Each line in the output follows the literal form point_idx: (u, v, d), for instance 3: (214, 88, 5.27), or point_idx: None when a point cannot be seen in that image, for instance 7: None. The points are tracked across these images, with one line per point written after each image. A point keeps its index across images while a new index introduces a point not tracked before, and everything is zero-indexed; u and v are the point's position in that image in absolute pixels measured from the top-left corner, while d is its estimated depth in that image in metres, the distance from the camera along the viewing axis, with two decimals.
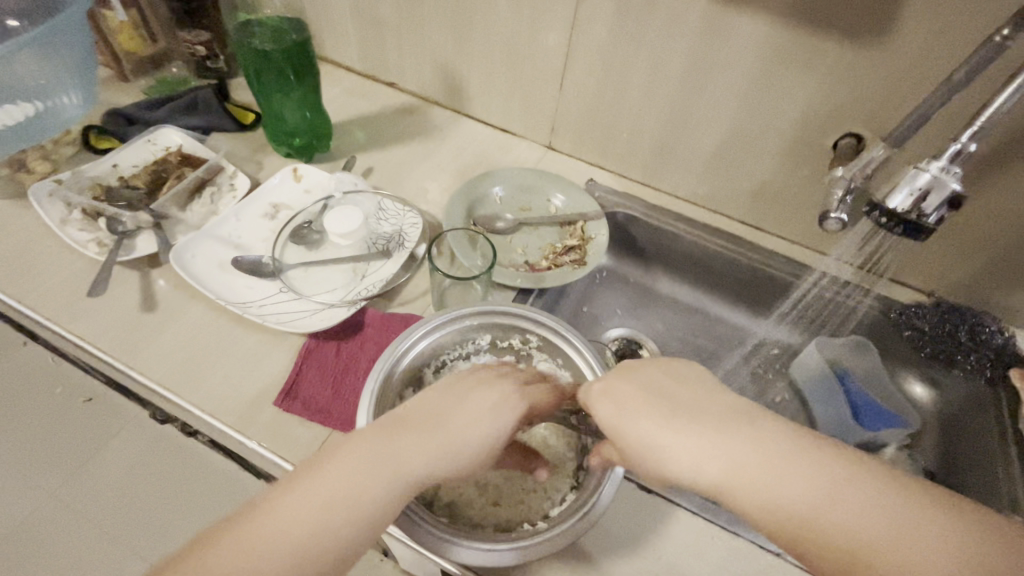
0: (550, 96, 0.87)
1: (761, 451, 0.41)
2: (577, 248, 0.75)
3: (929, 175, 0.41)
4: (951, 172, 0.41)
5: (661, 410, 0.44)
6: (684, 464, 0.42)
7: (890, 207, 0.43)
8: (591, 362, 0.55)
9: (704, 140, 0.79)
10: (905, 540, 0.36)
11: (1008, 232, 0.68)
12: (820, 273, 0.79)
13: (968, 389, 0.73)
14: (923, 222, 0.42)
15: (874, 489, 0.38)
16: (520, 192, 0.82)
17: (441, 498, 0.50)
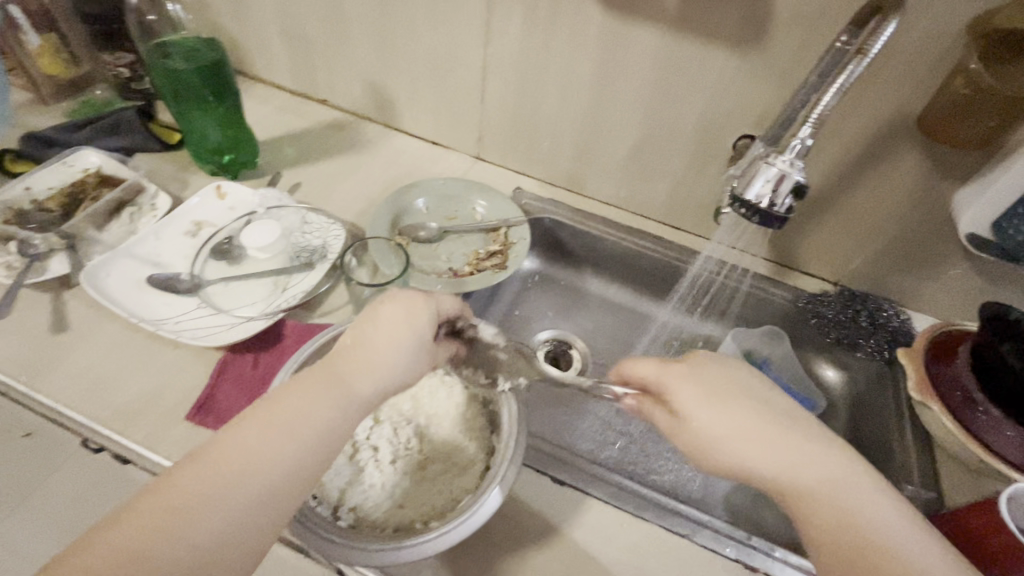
0: (475, 108, 0.89)
1: (798, 454, 0.44)
2: (499, 253, 0.78)
3: (776, 168, 0.45)
4: (794, 165, 0.45)
5: (730, 404, 0.46)
6: (736, 454, 0.45)
7: (747, 199, 0.46)
8: None
9: (619, 146, 0.83)
10: (894, 542, 0.40)
11: (892, 222, 0.74)
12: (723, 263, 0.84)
13: (872, 369, 0.78)
14: (776, 212, 0.46)
15: (881, 509, 0.42)
16: (445, 202, 0.84)
17: (348, 502, 0.50)
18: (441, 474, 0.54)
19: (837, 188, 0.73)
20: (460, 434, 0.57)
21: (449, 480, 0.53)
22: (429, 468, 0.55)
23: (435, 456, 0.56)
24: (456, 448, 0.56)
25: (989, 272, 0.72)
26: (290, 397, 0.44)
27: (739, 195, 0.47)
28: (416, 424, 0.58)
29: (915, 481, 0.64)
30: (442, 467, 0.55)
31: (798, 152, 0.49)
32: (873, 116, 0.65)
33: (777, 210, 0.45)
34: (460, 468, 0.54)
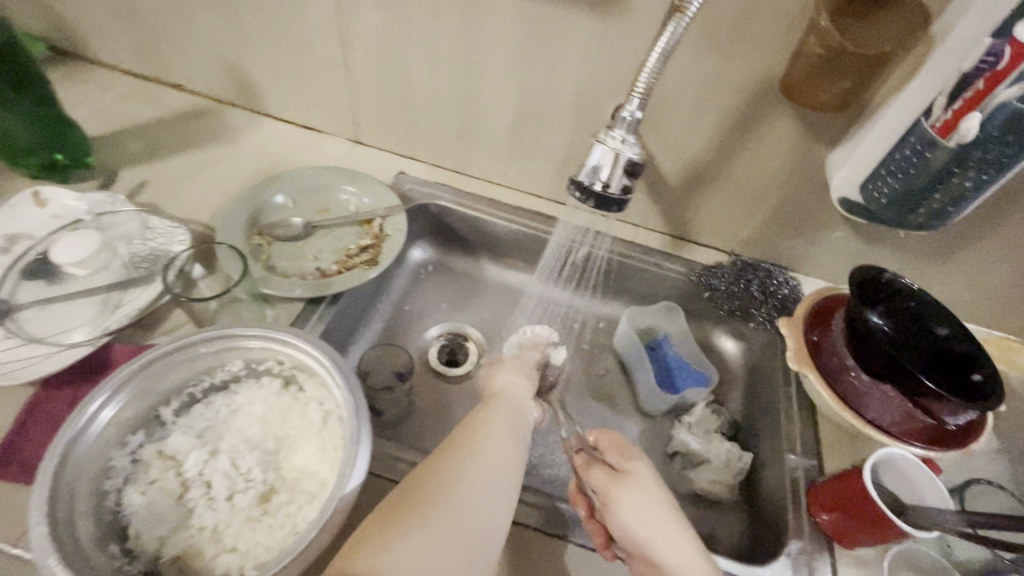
0: (343, 88, 0.81)
1: (642, 520, 0.51)
2: (371, 248, 0.72)
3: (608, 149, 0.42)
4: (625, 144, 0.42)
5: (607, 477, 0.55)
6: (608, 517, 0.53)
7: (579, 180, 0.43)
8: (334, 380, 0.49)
9: (498, 122, 0.77)
10: None
11: (775, 189, 0.72)
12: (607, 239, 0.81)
13: (765, 338, 0.77)
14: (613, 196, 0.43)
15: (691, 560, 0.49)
16: (313, 194, 0.77)
17: (168, 554, 0.46)
18: (286, 505, 0.48)
19: (718, 157, 0.71)
20: (312, 458, 0.51)
21: (293, 512, 0.48)
22: (273, 499, 0.49)
23: (282, 485, 0.50)
24: (307, 473, 0.50)
25: (866, 232, 0.72)
26: (402, 522, 0.41)
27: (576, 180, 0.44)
28: (264, 450, 0.52)
29: (801, 451, 0.63)
30: (288, 497, 0.49)
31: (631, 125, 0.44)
32: (740, 81, 0.62)
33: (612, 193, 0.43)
34: (309, 495, 0.49)
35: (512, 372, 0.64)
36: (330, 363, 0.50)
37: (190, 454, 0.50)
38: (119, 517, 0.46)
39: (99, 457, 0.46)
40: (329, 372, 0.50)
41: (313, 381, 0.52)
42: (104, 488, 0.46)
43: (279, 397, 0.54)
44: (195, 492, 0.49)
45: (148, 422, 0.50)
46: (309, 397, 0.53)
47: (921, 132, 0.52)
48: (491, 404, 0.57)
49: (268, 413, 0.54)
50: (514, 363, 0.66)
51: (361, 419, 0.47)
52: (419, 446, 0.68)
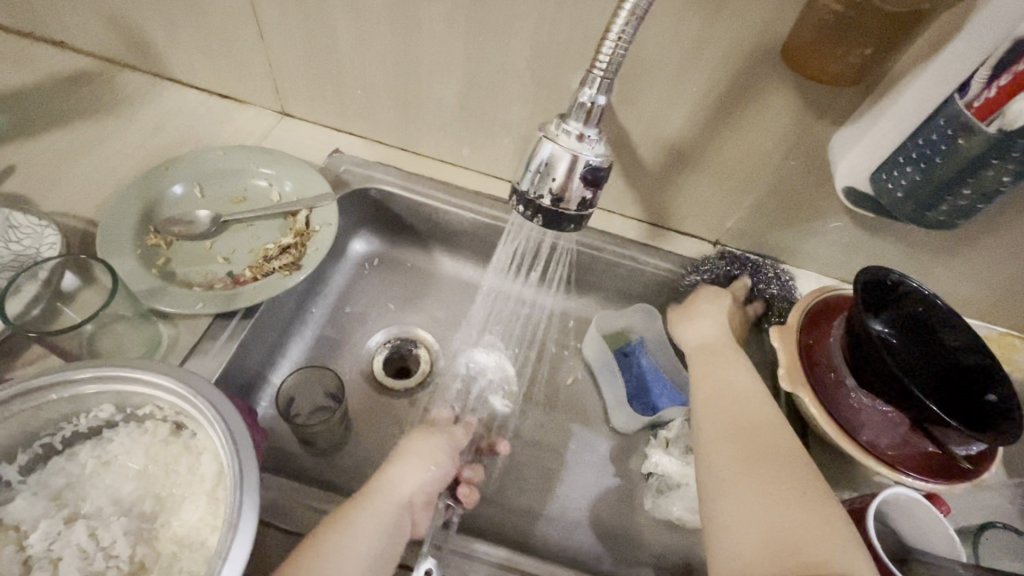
0: (256, 48, 0.67)
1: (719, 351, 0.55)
2: (294, 246, 0.60)
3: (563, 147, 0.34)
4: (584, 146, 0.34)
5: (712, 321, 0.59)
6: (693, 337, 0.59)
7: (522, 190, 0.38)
8: (219, 434, 0.39)
9: (445, 92, 0.65)
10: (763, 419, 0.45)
11: (768, 172, 0.62)
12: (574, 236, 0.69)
13: (751, 340, 0.69)
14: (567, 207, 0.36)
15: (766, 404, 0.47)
16: (225, 180, 0.64)
17: None
18: None
19: (703, 136, 0.60)
20: (197, 526, 0.41)
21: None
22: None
23: (157, 561, 0.41)
24: (189, 546, 0.41)
25: (868, 222, 0.63)
26: None
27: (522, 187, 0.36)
28: (139, 514, 0.43)
29: None
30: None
31: (590, 113, 0.35)
32: (733, 46, 0.51)
33: (561, 208, 0.37)
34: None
35: (407, 466, 0.51)
36: (225, 424, 0.40)
37: (39, 525, 0.41)
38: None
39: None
40: (219, 432, 0.40)
41: (201, 430, 0.42)
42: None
43: (165, 446, 0.44)
44: None
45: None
46: (202, 448, 0.43)
47: (953, 113, 0.43)
48: (351, 524, 0.44)
49: (151, 465, 0.44)
50: (422, 448, 0.54)
51: (248, 499, 0.37)
52: (358, 477, 0.59)
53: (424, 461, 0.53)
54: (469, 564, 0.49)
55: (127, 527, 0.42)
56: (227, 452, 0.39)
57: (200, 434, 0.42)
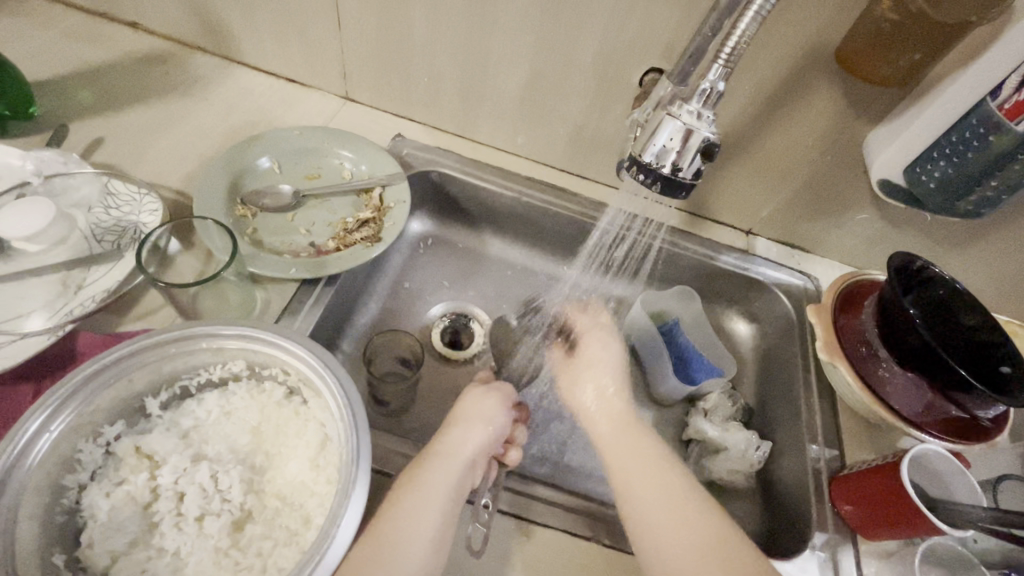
0: (331, 35, 0.71)
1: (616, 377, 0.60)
2: (371, 221, 0.64)
3: (687, 122, 0.41)
4: (705, 120, 0.41)
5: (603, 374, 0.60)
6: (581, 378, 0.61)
7: (644, 160, 0.43)
8: (340, 412, 0.43)
9: (509, 84, 0.70)
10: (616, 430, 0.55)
11: (807, 166, 0.67)
12: (620, 210, 0.74)
13: (780, 322, 0.75)
14: (679, 175, 0.43)
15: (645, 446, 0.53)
16: (302, 158, 0.68)
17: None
18: (260, 541, 0.43)
19: (749, 130, 0.66)
20: (300, 486, 0.45)
21: (266, 550, 0.42)
22: (246, 530, 0.43)
23: (260, 512, 0.44)
24: (290, 504, 0.44)
25: (893, 215, 0.69)
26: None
27: (645, 155, 0.43)
28: (249, 465, 0.46)
29: (820, 441, 0.62)
30: (264, 530, 0.43)
31: (710, 97, 0.42)
32: (788, 47, 0.56)
33: (681, 176, 0.43)
34: (288, 534, 0.43)
35: (467, 426, 0.52)
36: (348, 404, 0.43)
37: (169, 459, 0.45)
38: (78, 517, 0.42)
39: (65, 447, 0.41)
40: (340, 407, 0.43)
41: (317, 400, 0.45)
42: (64, 486, 0.41)
43: (279, 408, 0.47)
44: (163, 506, 0.43)
45: (132, 412, 0.45)
46: (313, 417, 0.46)
47: (986, 114, 0.49)
48: (420, 485, 0.46)
49: (263, 422, 0.48)
50: (477, 407, 0.55)
51: (361, 472, 0.40)
52: (425, 438, 0.64)
53: (484, 418, 0.54)
54: (541, 509, 0.53)
55: (242, 475, 0.45)
56: (345, 426, 0.42)
57: (312, 406, 0.46)
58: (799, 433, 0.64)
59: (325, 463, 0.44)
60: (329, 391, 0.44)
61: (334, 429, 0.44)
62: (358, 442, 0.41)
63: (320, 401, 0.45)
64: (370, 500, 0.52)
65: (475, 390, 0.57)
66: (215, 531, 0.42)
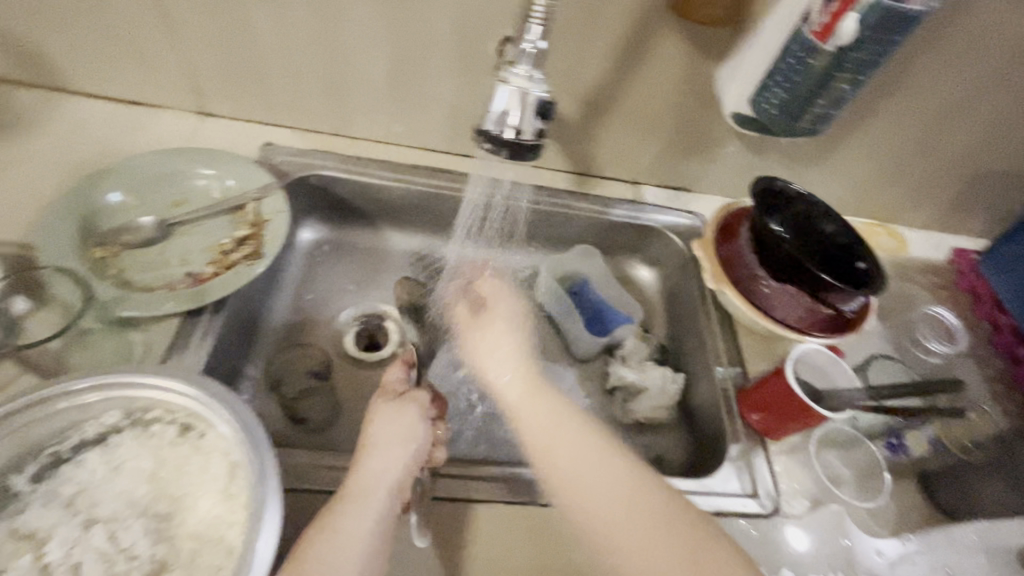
0: (167, 48, 0.66)
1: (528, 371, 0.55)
2: (251, 238, 0.61)
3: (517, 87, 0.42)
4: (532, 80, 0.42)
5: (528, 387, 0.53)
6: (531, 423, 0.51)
7: (488, 130, 0.43)
8: (238, 435, 0.41)
9: (373, 73, 0.68)
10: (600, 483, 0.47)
11: (671, 111, 0.71)
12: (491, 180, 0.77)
13: (675, 261, 0.80)
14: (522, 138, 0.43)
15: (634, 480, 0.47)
16: (160, 184, 0.63)
17: None
18: None
19: (612, 83, 0.68)
20: (215, 521, 0.42)
21: None
22: None
23: (176, 560, 0.42)
24: (208, 542, 0.42)
25: (754, 143, 0.75)
26: None
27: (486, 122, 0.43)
28: (153, 515, 0.43)
29: (723, 361, 0.68)
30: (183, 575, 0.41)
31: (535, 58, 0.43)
32: None
33: (525, 138, 0.43)
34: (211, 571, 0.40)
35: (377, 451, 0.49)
36: (242, 425, 0.41)
37: (57, 532, 0.41)
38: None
39: None
40: (235, 430, 0.41)
41: (212, 429, 0.43)
42: None
43: (175, 448, 0.44)
44: None
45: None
46: (214, 448, 0.44)
47: (803, 40, 0.53)
48: (337, 524, 0.43)
49: (160, 468, 0.45)
50: (392, 428, 0.51)
51: (269, 486, 0.38)
52: (356, 445, 0.62)
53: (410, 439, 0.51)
54: (477, 485, 0.54)
55: (146, 527, 0.42)
56: (244, 447, 0.40)
57: (211, 437, 0.43)
58: (706, 358, 0.70)
59: (239, 490, 0.42)
60: (222, 415, 0.42)
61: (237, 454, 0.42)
62: (260, 459, 0.39)
63: (218, 430, 0.43)
64: (300, 519, 0.50)
65: (387, 406, 0.53)
66: None
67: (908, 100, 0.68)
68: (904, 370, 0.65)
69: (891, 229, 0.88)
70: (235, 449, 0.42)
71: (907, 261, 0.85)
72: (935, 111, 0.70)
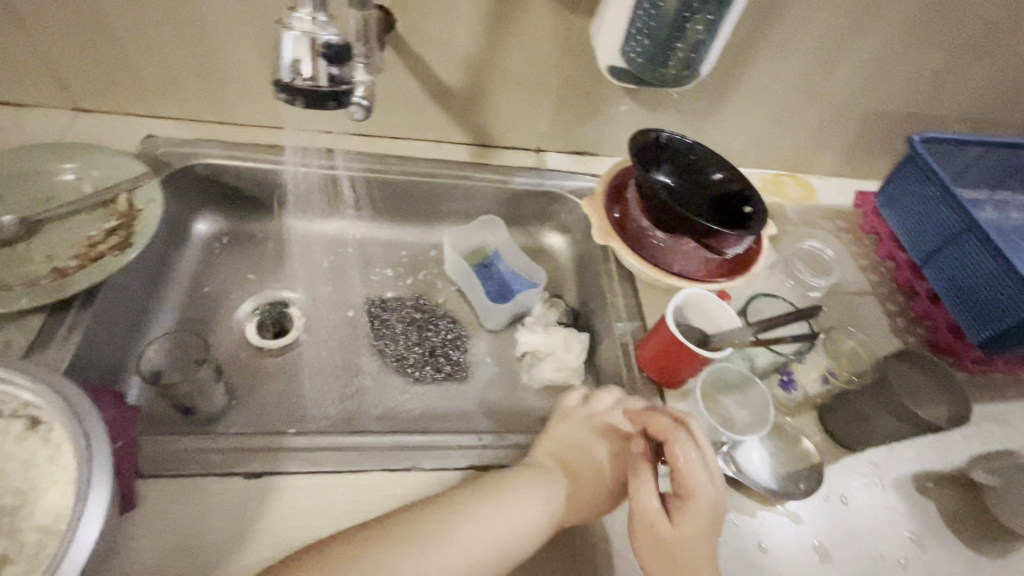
0: (22, 42, 0.63)
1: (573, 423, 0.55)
2: (121, 229, 0.59)
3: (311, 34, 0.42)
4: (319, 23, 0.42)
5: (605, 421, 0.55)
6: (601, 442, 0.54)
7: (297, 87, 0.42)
8: (70, 420, 0.40)
9: (242, 53, 0.66)
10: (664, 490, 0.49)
11: (554, 72, 0.71)
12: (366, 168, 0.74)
13: (581, 225, 0.80)
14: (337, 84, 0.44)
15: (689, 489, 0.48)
16: (20, 181, 0.61)
17: None
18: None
19: (488, 47, 0.67)
20: (63, 509, 0.40)
21: None
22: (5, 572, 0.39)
23: (21, 552, 0.40)
24: (54, 532, 0.40)
25: (645, 99, 0.75)
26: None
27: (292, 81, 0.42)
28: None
29: (624, 318, 0.68)
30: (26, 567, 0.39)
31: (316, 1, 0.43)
32: None
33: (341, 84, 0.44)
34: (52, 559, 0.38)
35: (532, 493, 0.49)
36: (74, 412, 0.40)
37: None
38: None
39: None
40: (65, 415, 0.40)
41: (54, 419, 0.41)
42: None
43: (23, 442, 0.43)
44: None
45: None
46: (63, 438, 0.42)
47: None
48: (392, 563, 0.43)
49: (7, 463, 0.43)
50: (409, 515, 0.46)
51: (100, 463, 0.38)
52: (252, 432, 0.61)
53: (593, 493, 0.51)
54: (363, 457, 0.53)
55: None
56: (71, 431, 0.40)
57: (49, 430, 0.42)
58: (609, 316, 0.69)
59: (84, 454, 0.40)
60: (54, 406, 0.41)
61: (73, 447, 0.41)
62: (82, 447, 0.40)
63: (57, 422, 0.42)
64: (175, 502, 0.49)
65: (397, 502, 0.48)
66: None
67: (785, 42, 0.69)
68: (789, 307, 0.68)
69: (800, 178, 0.88)
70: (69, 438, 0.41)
71: (816, 208, 0.86)
72: (811, 50, 0.70)
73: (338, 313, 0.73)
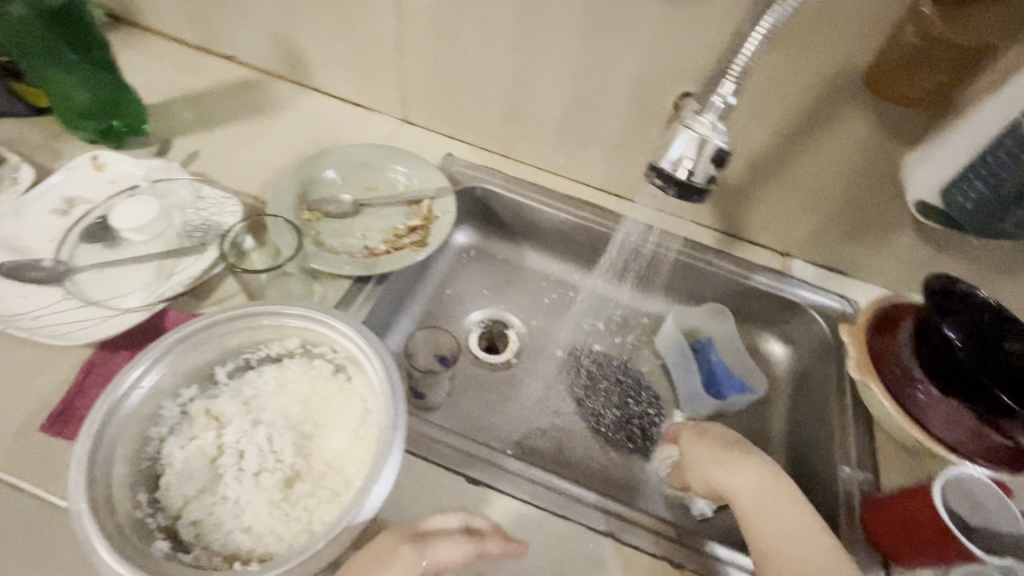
0: (393, 66, 0.80)
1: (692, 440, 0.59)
2: (419, 229, 0.71)
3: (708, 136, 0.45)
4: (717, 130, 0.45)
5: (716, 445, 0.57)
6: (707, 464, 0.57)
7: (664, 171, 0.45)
8: (379, 382, 0.48)
9: (550, 106, 0.75)
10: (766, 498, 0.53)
11: (841, 187, 0.68)
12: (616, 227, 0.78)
13: (812, 343, 0.75)
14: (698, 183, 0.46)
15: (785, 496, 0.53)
16: (360, 170, 0.76)
17: (187, 515, 0.45)
18: (307, 498, 0.47)
19: (781, 150, 0.68)
20: (342, 452, 0.49)
21: (312, 506, 0.46)
22: (296, 486, 0.48)
23: (308, 473, 0.49)
24: (334, 469, 0.49)
25: (937, 238, 0.68)
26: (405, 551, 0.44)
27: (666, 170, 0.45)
28: (299, 432, 0.51)
29: (851, 462, 0.61)
30: (310, 489, 0.48)
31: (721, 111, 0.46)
32: (813, 68, 0.59)
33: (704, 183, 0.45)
34: (331, 493, 0.47)
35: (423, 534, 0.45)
36: (387, 378, 0.48)
37: (234, 421, 0.50)
38: (157, 464, 0.47)
39: (152, 402, 0.47)
40: (378, 376, 0.48)
41: (362, 375, 0.50)
42: (150, 433, 0.47)
43: (327, 383, 0.52)
44: (228, 460, 0.48)
45: (204, 379, 0.51)
46: (356, 391, 0.51)
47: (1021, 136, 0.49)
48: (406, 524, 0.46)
49: (312, 395, 0.52)
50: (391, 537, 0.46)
51: (397, 435, 0.45)
52: None
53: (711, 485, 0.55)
54: (561, 502, 0.56)
55: (293, 440, 0.50)
56: (383, 394, 0.47)
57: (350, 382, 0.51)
58: (830, 453, 0.64)
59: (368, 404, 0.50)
60: (365, 367, 0.50)
61: (372, 404, 0.49)
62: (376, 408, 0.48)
63: (365, 378, 0.50)
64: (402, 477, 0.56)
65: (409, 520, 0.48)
66: (270, 485, 0.47)
67: None
68: None
69: None
70: (372, 395, 0.49)
71: None
72: None
73: (548, 350, 0.78)
